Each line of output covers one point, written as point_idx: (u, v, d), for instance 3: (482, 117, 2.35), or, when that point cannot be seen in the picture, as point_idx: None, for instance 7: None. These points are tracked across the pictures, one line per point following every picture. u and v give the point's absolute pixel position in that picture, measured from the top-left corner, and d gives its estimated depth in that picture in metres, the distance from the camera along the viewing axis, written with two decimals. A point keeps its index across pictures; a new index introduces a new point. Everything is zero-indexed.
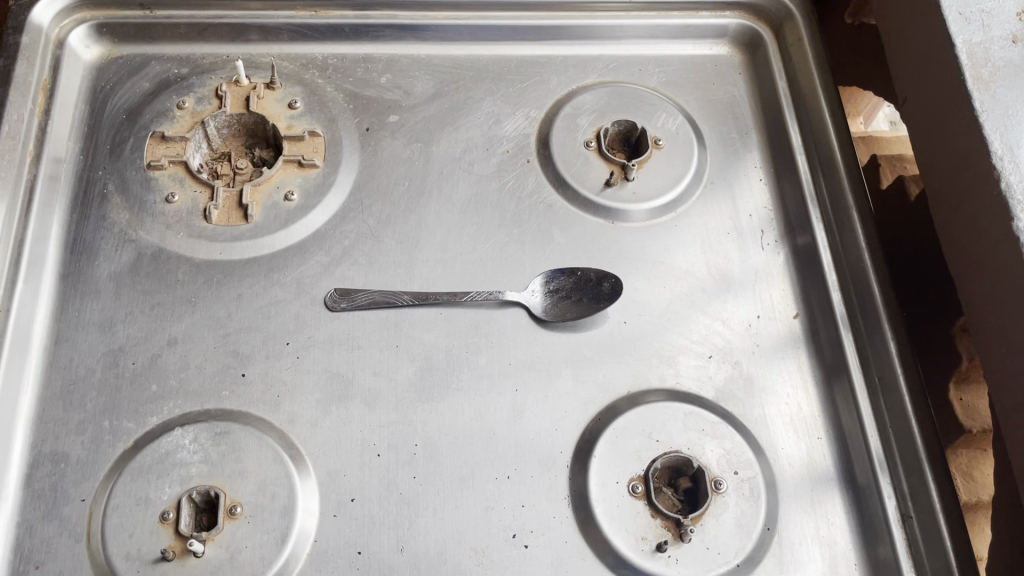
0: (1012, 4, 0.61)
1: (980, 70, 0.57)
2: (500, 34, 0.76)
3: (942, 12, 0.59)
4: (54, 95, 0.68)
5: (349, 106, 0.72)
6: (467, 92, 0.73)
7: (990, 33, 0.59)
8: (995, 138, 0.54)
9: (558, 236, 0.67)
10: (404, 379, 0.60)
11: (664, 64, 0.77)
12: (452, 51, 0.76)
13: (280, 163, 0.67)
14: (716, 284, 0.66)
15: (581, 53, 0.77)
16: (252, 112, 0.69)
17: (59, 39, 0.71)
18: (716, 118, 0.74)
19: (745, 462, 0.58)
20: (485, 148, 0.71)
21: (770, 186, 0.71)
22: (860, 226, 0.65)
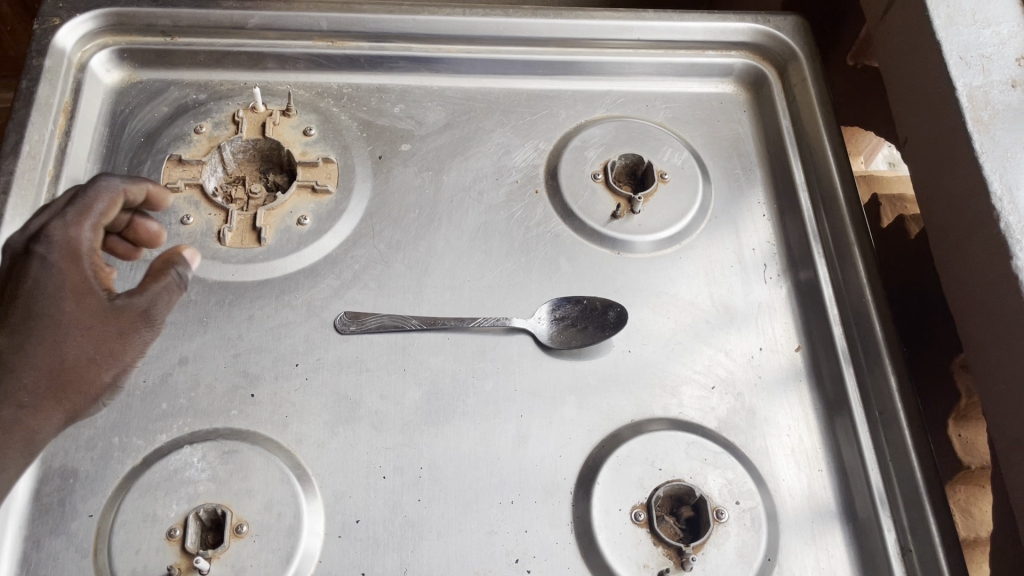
0: (1012, 49, 0.61)
1: (980, 113, 0.58)
2: (511, 69, 0.78)
3: (943, 56, 0.60)
4: (75, 117, 0.70)
5: (362, 134, 0.73)
6: (479, 123, 0.75)
7: (989, 77, 0.59)
8: (994, 178, 0.55)
9: (565, 265, 0.68)
10: (411, 402, 0.61)
11: (671, 101, 0.79)
12: (464, 84, 0.77)
13: (294, 188, 0.69)
14: (719, 317, 0.67)
15: (591, 89, 0.78)
16: (268, 138, 0.71)
17: (82, 63, 0.72)
18: (721, 154, 0.76)
19: (747, 492, 0.59)
20: (495, 178, 0.72)
21: (773, 222, 0.72)
22: (862, 263, 0.66)
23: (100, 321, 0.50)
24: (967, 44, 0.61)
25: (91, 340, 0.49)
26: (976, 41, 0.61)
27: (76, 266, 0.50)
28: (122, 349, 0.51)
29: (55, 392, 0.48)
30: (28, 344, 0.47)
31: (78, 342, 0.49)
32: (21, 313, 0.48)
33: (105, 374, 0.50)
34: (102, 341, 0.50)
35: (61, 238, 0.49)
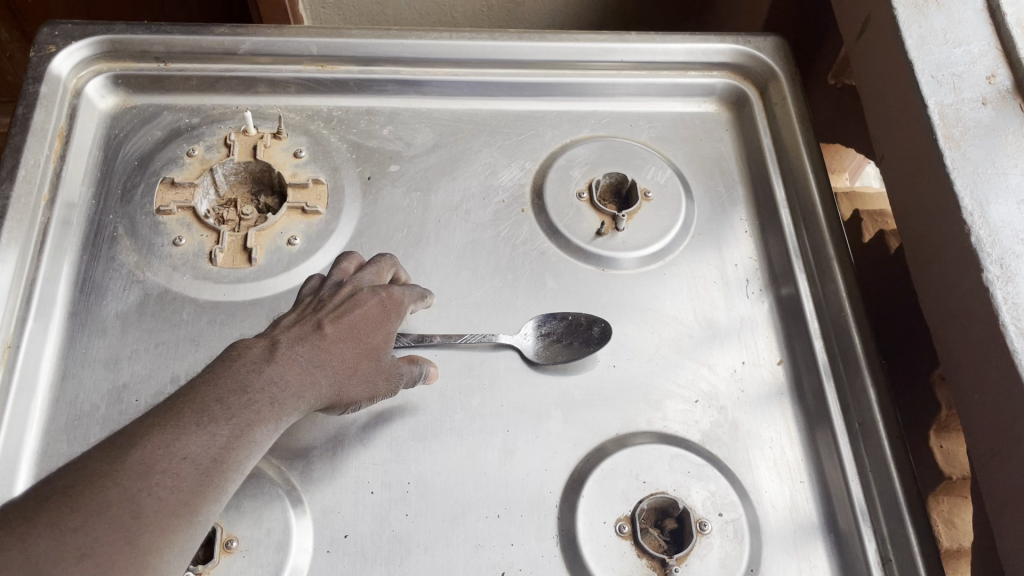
0: (983, 67, 0.62)
1: (951, 130, 0.59)
2: (498, 90, 0.79)
3: (915, 75, 0.62)
4: (70, 141, 0.71)
5: (352, 156, 0.75)
6: (466, 143, 0.77)
7: (961, 95, 0.61)
8: (965, 194, 0.56)
9: (551, 282, 0.69)
10: (399, 418, 0.62)
11: (655, 120, 0.80)
12: (452, 106, 0.79)
13: (285, 210, 0.70)
14: (703, 332, 0.68)
15: (576, 109, 0.80)
16: (259, 160, 0.72)
17: (77, 89, 0.74)
18: (704, 172, 0.77)
19: (730, 503, 0.60)
20: (482, 198, 0.74)
21: (755, 238, 0.74)
22: (842, 277, 0.68)
23: (362, 360, 0.57)
24: (938, 63, 0.62)
25: (353, 372, 0.56)
26: (947, 59, 0.62)
27: (378, 322, 0.59)
28: (366, 391, 0.57)
29: (318, 402, 0.54)
30: (326, 357, 0.54)
31: (348, 368, 0.55)
32: (332, 325, 0.56)
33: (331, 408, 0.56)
34: (359, 375, 0.56)
35: (370, 307, 0.58)
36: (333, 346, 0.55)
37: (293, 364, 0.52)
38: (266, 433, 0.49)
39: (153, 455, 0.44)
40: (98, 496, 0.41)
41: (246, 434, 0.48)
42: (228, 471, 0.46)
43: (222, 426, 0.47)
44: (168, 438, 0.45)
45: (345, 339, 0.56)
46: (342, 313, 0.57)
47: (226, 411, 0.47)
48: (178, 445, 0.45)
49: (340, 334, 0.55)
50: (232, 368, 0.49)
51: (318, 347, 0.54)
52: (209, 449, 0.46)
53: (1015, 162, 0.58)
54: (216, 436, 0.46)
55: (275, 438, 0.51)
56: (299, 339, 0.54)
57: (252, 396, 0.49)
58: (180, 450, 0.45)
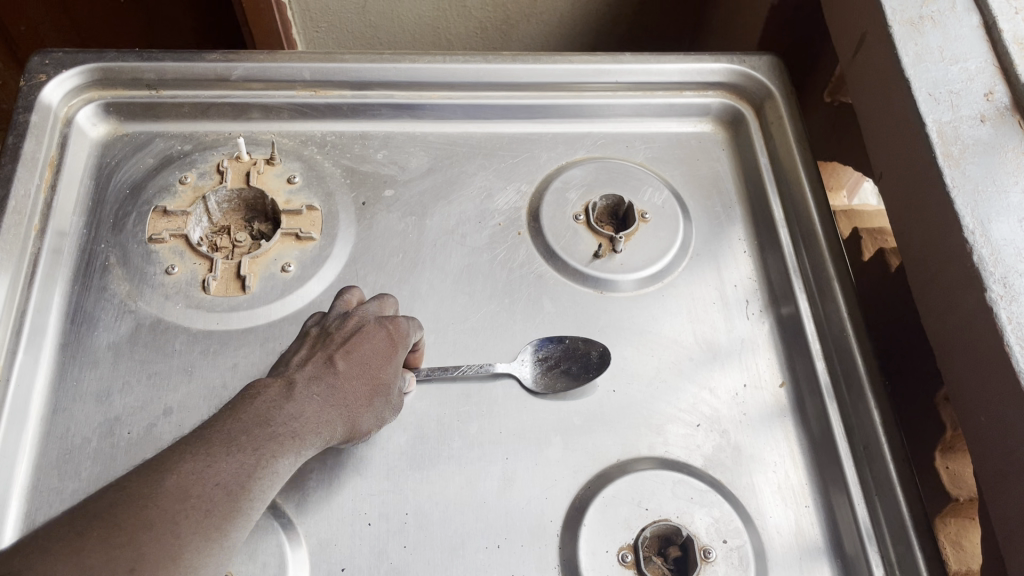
0: (980, 83, 0.62)
1: (950, 148, 0.58)
2: (492, 113, 0.79)
3: (912, 93, 0.61)
4: (61, 170, 0.70)
5: (346, 181, 0.74)
6: (461, 167, 0.76)
7: (959, 112, 0.60)
8: (966, 212, 0.56)
9: (549, 305, 0.69)
10: (396, 447, 0.61)
11: (650, 141, 0.80)
12: (447, 129, 0.79)
13: (279, 236, 0.69)
14: (704, 354, 0.67)
15: (571, 131, 0.80)
16: (252, 187, 0.72)
17: (68, 117, 0.73)
18: (701, 192, 0.77)
19: (734, 530, 0.59)
20: (478, 221, 0.73)
21: (754, 258, 0.73)
22: (842, 297, 0.67)
23: (370, 395, 0.57)
24: (935, 80, 0.61)
25: (364, 406, 0.56)
26: (944, 77, 0.61)
27: (386, 355, 0.59)
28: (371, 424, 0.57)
29: (331, 438, 0.54)
30: (340, 393, 0.54)
31: (360, 404, 0.56)
32: (345, 361, 0.56)
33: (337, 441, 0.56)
34: (370, 409, 0.57)
35: (377, 340, 0.58)
36: (346, 380, 0.55)
37: (311, 401, 0.52)
38: (288, 464, 0.49)
39: (191, 478, 0.43)
40: (144, 515, 0.40)
41: (271, 463, 0.47)
42: (255, 500, 0.46)
43: (250, 455, 0.46)
44: (204, 462, 0.44)
45: (358, 373, 0.56)
46: (353, 347, 0.57)
47: (253, 442, 0.47)
48: (212, 472, 0.44)
49: (353, 369, 0.56)
50: (257, 400, 0.49)
51: (333, 383, 0.54)
52: (240, 474, 0.45)
53: (1017, 179, 0.57)
54: (245, 464, 0.46)
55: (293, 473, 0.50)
56: (314, 376, 0.54)
57: (275, 425, 0.49)
58: (216, 475, 0.44)
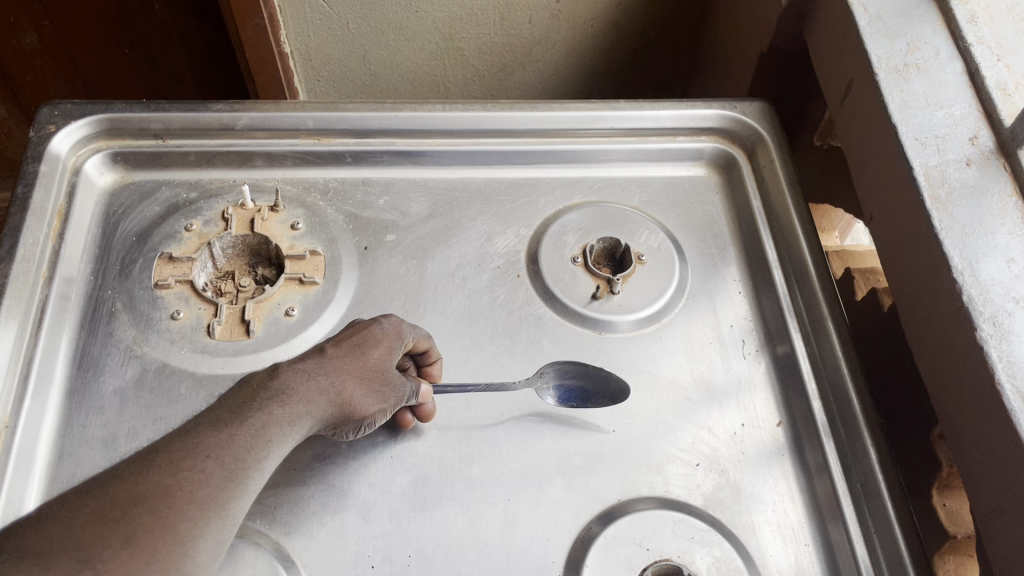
0: (965, 127, 0.63)
1: (937, 191, 0.60)
2: (491, 159, 0.81)
3: (899, 138, 0.62)
4: (69, 219, 0.72)
5: (348, 226, 0.76)
6: (460, 212, 0.78)
7: (944, 157, 0.61)
8: (954, 254, 0.57)
9: (548, 347, 0.70)
10: (398, 489, 0.62)
11: (646, 185, 0.82)
12: (446, 175, 0.80)
13: (282, 281, 0.71)
14: (701, 394, 0.68)
15: (568, 175, 0.81)
16: (257, 233, 0.73)
17: (76, 167, 0.75)
18: (696, 235, 0.78)
19: (735, 569, 0.59)
20: (477, 264, 0.74)
21: (749, 299, 0.74)
22: (836, 335, 0.68)
23: (370, 373, 0.58)
24: (921, 125, 0.63)
25: (367, 388, 0.58)
26: (930, 122, 0.63)
27: (383, 340, 0.60)
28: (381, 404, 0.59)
29: (332, 412, 0.56)
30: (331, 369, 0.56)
31: (358, 382, 0.57)
32: (335, 346, 0.58)
33: (348, 424, 0.58)
34: (373, 391, 0.58)
35: (373, 331, 0.61)
36: (343, 363, 0.57)
37: (296, 377, 0.55)
38: (288, 435, 0.52)
39: (173, 458, 0.47)
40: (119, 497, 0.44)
41: (269, 434, 0.51)
42: (252, 466, 0.50)
43: (235, 428, 0.50)
44: (185, 443, 0.48)
45: (355, 357, 0.58)
46: (347, 337, 0.60)
47: (237, 417, 0.51)
48: (194, 448, 0.48)
49: (348, 355, 0.58)
50: (244, 387, 0.53)
51: (323, 362, 0.57)
52: (235, 445, 0.49)
53: (1003, 222, 0.58)
54: (229, 437, 0.49)
55: (293, 443, 0.53)
56: (310, 360, 0.56)
57: (271, 400, 0.52)
58: (196, 452, 0.48)
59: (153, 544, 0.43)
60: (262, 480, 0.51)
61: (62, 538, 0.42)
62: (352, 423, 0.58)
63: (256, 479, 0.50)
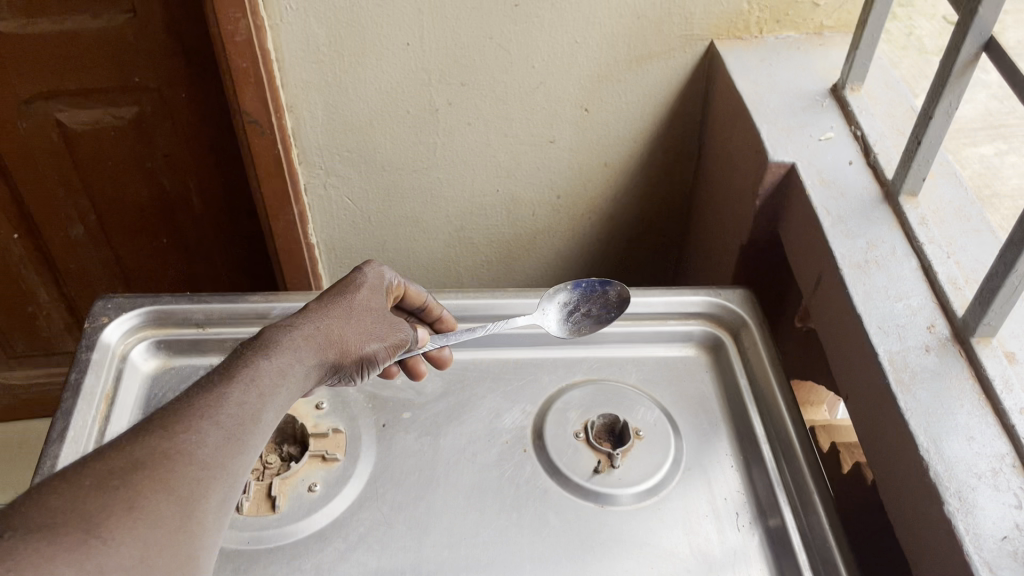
0: (923, 317, 0.70)
1: (901, 374, 0.66)
2: (500, 341, 0.88)
3: (864, 326, 0.70)
4: (114, 401, 0.78)
5: (368, 405, 0.82)
6: (471, 390, 0.85)
7: (906, 343, 0.68)
8: (920, 433, 0.62)
9: (554, 519, 0.74)
10: None
11: (641, 364, 0.88)
12: (459, 356, 0.88)
13: (307, 457, 0.77)
14: (699, 564, 0.72)
15: (570, 355, 0.88)
16: (285, 412, 0.80)
17: (123, 353, 0.82)
18: (689, 410, 0.84)
19: None
20: (487, 439, 0.80)
21: (741, 473, 0.79)
22: (822, 509, 0.73)
23: (354, 314, 0.69)
24: (883, 315, 0.70)
25: (351, 329, 0.68)
26: (891, 313, 0.70)
27: (365, 296, 0.71)
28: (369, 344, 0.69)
29: (323, 357, 0.65)
30: (320, 320, 0.67)
31: (343, 327, 0.68)
32: (320, 301, 0.69)
33: (340, 366, 0.67)
34: (358, 331, 0.69)
35: (359, 278, 0.73)
36: (335, 309, 0.68)
37: (288, 329, 0.65)
38: (288, 379, 0.61)
39: (175, 417, 0.54)
40: (127, 454, 0.50)
41: (268, 374, 0.60)
42: (257, 423, 0.57)
43: (229, 382, 0.58)
44: (184, 405, 0.55)
45: (344, 303, 0.69)
46: (334, 287, 0.71)
47: (230, 373, 0.59)
48: (192, 407, 0.55)
49: (339, 297, 0.70)
50: (238, 348, 0.62)
51: (310, 312, 0.67)
52: (241, 390, 0.57)
53: (962, 402, 0.64)
54: (223, 388, 0.57)
55: (290, 400, 0.61)
56: (303, 312, 0.67)
57: (270, 343, 0.62)
58: (194, 409, 0.55)
59: (156, 503, 0.49)
60: (265, 435, 0.58)
61: (65, 509, 0.46)
62: (350, 365, 0.68)
63: (264, 389, 0.59)
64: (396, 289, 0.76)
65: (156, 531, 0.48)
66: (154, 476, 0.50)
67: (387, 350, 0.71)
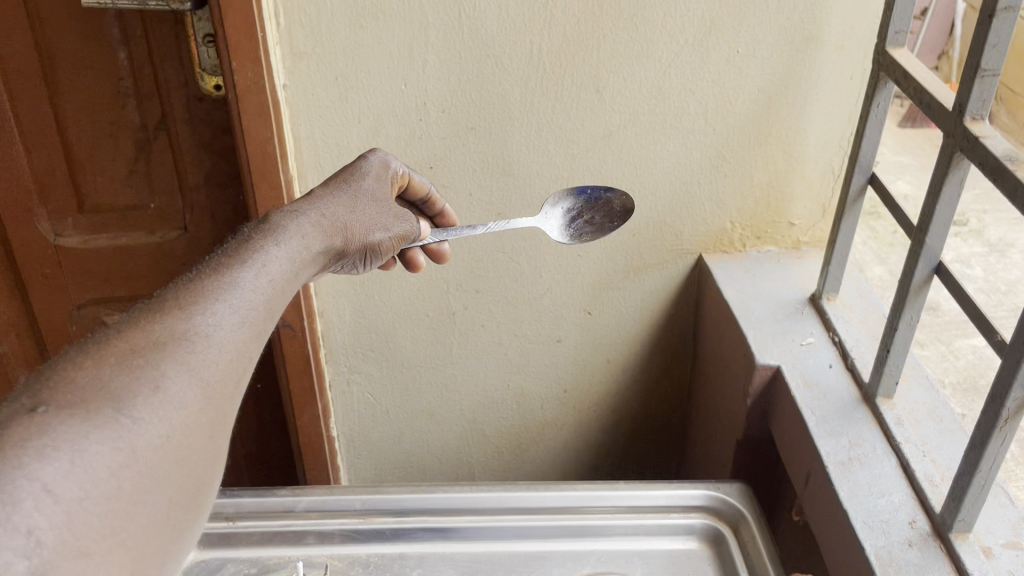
0: (905, 512, 0.75)
1: (887, 568, 0.71)
2: (511, 532, 0.92)
3: (851, 522, 0.75)
4: None
5: None
6: None
7: (890, 538, 0.73)
8: None
9: None
10: None
11: (647, 556, 0.90)
12: (472, 547, 0.91)
13: None
14: None
15: (578, 547, 0.91)
16: None
17: None
18: None
19: None
20: None
21: None
22: None
23: (364, 207, 0.74)
24: (868, 511, 0.75)
25: (358, 220, 0.72)
26: (875, 509, 0.76)
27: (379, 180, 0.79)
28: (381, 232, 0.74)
29: (334, 230, 0.69)
30: (334, 204, 0.72)
31: (350, 223, 0.71)
32: (322, 190, 0.73)
33: (350, 250, 0.71)
34: (364, 224, 0.72)
35: (364, 172, 0.78)
36: (344, 192, 0.73)
37: (303, 209, 0.69)
38: (299, 259, 0.63)
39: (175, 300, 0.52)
40: (129, 335, 0.48)
41: (278, 259, 0.61)
42: (271, 293, 0.58)
43: (234, 254, 0.58)
44: (181, 289, 0.53)
45: (349, 189, 0.74)
46: (342, 172, 0.77)
47: (236, 249, 0.59)
48: (193, 289, 0.53)
49: (346, 184, 0.75)
50: (245, 230, 0.63)
51: (321, 196, 0.72)
52: (253, 272, 0.57)
53: None
54: (223, 275, 0.56)
55: (308, 256, 0.65)
56: (309, 198, 0.71)
57: (284, 224, 0.65)
58: (193, 292, 0.53)
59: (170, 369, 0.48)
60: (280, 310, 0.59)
61: (89, 385, 0.45)
62: (353, 253, 0.72)
63: (277, 277, 0.59)
64: (401, 180, 0.83)
65: (180, 417, 0.47)
66: (176, 344, 0.49)
67: (391, 242, 0.75)
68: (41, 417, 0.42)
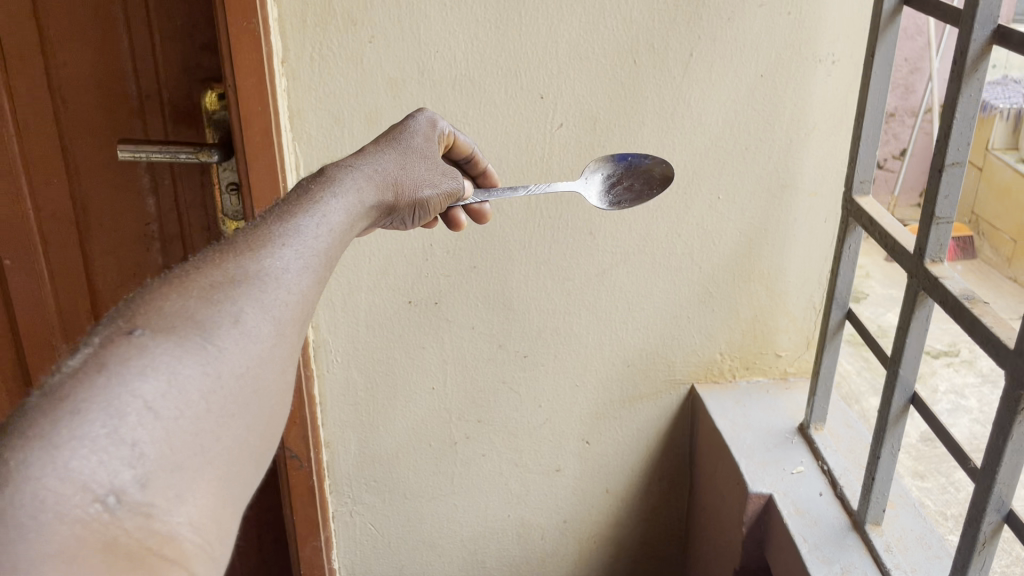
0: None
1: None
2: None
3: None
4: None
5: None
6: None
7: None
8: None
9: None
10: None
11: None
12: None
13: None
14: None
15: None
16: None
17: None
18: None
19: None
20: None
21: None
22: None
23: (417, 162, 0.75)
24: None
25: (408, 178, 0.74)
26: None
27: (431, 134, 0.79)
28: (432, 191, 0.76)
29: (386, 187, 0.71)
30: (388, 160, 0.73)
31: (401, 179, 0.73)
32: (379, 144, 0.75)
33: (401, 208, 0.74)
34: (412, 180, 0.74)
35: (415, 125, 0.79)
36: (393, 148, 0.75)
37: (355, 166, 0.70)
38: (353, 214, 0.65)
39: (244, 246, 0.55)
40: (202, 274, 0.51)
41: (336, 213, 0.63)
42: (331, 242, 0.61)
43: (290, 211, 0.61)
44: (246, 237, 0.56)
45: (400, 143, 0.76)
46: (390, 131, 0.77)
47: (293, 204, 0.62)
48: (259, 238, 0.56)
49: (396, 140, 0.76)
50: (301, 186, 0.65)
51: (372, 154, 0.73)
52: (314, 223, 0.60)
53: None
54: (286, 228, 0.58)
55: (362, 210, 0.67)
56: (359, 154, 0.73)
57: (337, 179, 0.67)
58: (257, 241, 0.56)
59: (245, 303, 0.51)
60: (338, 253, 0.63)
61: (177, 313, 0.48)
62: (403, 208, 0.74)
63: (335, 227, 0.62)
64: (449, 138, 0.82)
65: (256, 346, 0.50)
66: (250, 283, 0.52)
67: (439, 199, 0.77)
68: (139, 338, 0.45)
